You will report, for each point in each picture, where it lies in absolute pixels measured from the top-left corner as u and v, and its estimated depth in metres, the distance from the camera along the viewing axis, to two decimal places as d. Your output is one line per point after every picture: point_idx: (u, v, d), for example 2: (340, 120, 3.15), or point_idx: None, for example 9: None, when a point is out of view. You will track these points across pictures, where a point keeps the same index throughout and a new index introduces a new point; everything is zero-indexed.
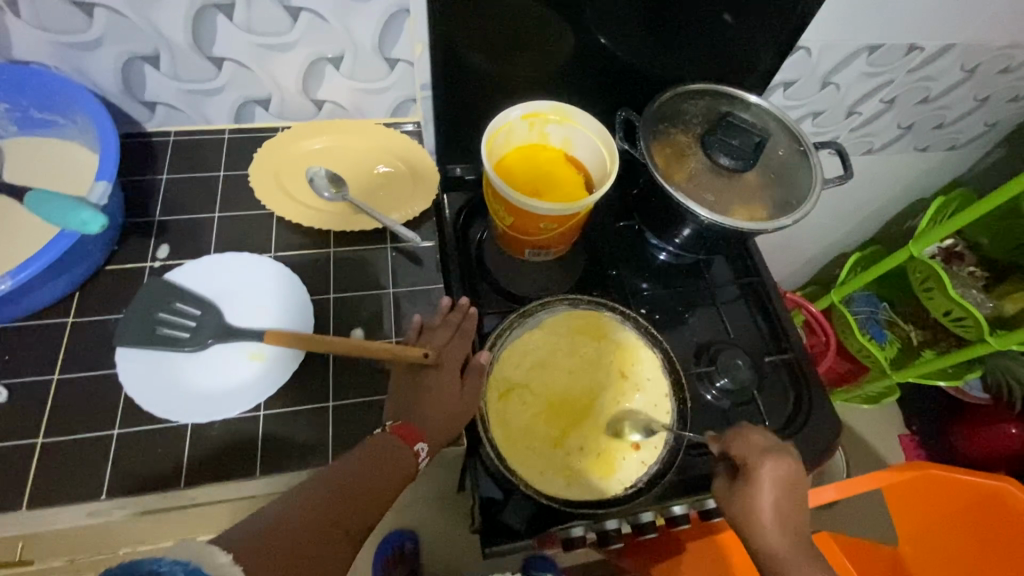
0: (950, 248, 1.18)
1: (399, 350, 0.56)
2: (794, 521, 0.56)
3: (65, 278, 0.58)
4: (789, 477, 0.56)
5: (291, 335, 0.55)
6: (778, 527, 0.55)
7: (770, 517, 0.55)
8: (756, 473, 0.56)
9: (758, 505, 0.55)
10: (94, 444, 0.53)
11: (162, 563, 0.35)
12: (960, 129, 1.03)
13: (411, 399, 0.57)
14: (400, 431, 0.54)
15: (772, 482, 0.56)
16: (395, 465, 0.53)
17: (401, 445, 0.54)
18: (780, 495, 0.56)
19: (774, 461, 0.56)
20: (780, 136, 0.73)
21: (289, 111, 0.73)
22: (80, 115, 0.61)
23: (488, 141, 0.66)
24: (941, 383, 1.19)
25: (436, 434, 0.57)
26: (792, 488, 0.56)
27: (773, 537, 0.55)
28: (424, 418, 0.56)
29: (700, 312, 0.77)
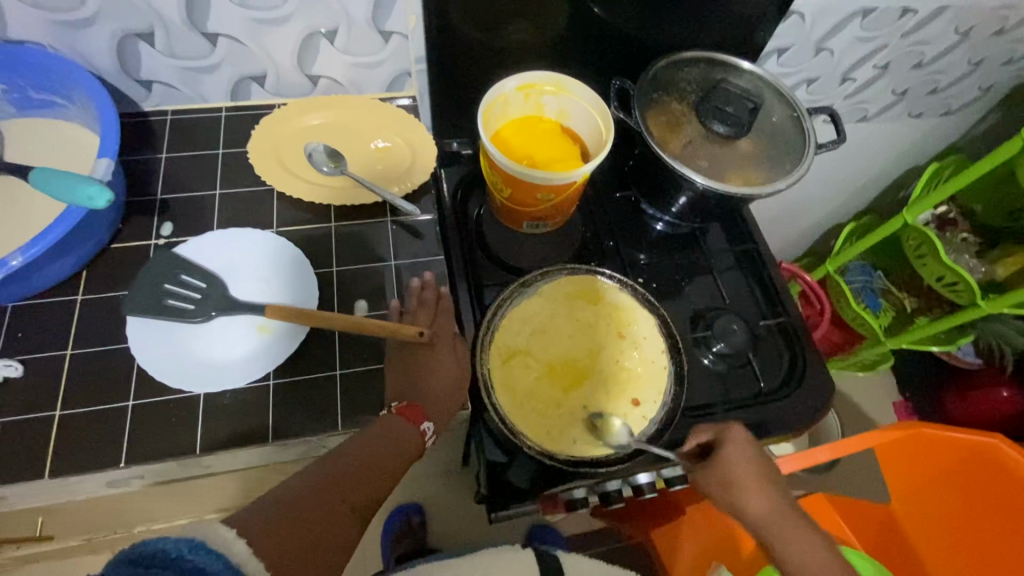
0: (944, 216, 1.19)
1: (392, 327, 0.58)
2: (769, 485, 0.60)
3: (73, 255, 0.59)
4: (750, 445, 0.60)
5: (291, 310, 0.56)
6: (755, 493, 0.59)
7: (747, 489, 0.58)
8: (725, 450, 0.59)
9: (733, 481, 0.58)
10: (109, 416, 0.55)
11: (166, 540, 0.34)
12: (954, 93, 1.04)
13: (411, 377, 0.59)
14: (406, 412, 0.56)
15: (741, 455, 0.58)
16: (404, 444, 0.55)
17: (408, 427, 0.56)
18: (749, 460, 0.59)
19: (733, 432, 0.60)
20: (774, 102, 0.73)
21: (285, 88, 0.73)
22: (79, 95, 0.61)
23: (484, 113, 0.67)
24: (934, 348, 1.22)
25: (441, 408, 0.60)
26: (756, 450, 0.60)
27: (758, 505, 0.58)
28: (427, 395, 0.58)
29: (697, 280, 0.78)
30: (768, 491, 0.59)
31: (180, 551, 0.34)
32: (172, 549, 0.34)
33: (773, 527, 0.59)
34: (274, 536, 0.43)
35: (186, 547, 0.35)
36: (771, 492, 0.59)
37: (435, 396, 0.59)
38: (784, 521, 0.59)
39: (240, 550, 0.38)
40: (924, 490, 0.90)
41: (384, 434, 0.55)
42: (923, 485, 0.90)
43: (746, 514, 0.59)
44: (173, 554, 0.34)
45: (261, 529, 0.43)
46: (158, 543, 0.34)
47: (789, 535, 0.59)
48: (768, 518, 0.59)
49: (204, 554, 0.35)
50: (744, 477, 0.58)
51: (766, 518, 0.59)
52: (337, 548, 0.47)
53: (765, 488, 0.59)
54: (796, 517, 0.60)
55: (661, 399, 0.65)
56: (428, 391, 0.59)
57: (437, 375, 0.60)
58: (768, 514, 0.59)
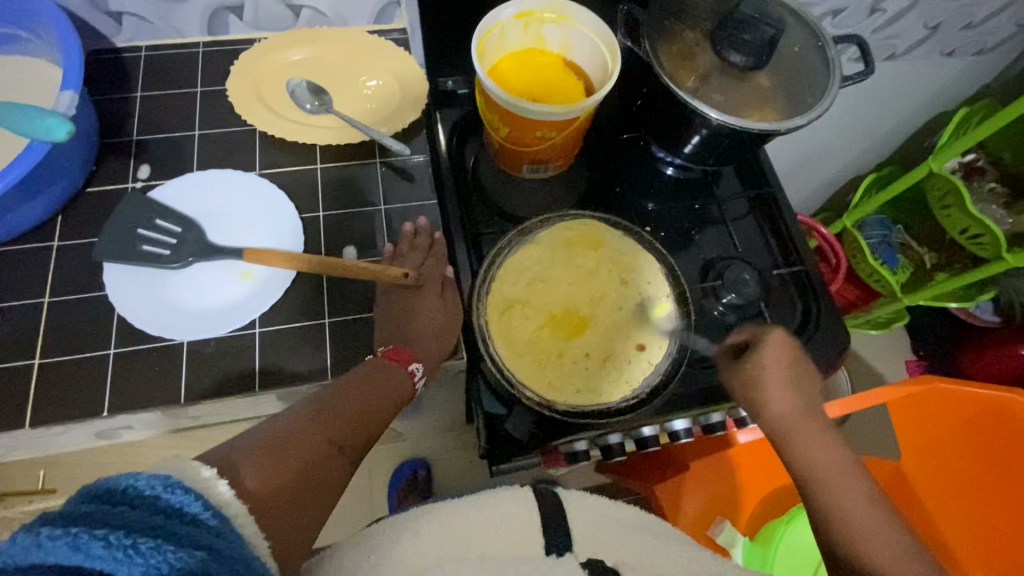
0: (971, 163, 1.12)
1: (376, 270, 0.56)
2: (801, 388, 0.57)
3: (44, 197, 0.56)
4: (790, 350, 0.58)
5: (270, 253, 0.55)
6: (785, 391, 0.56)
7: (777, 386, 0.57)
8: (762, 351, 0.58)
9: (764, 375, 0.57)
10: (90, 365, 0.53)
11: (137, 477, 0.30)
12: (991, 28, 0.96)
13: (395, 317, 0.58)
14: (393, 355, 0.55)
15: (780, 356, 0.57)
16: (392, 388, 0.54)
17: (396, 368, 0.55)
18: (787, 365, 0.57)
19: (777, 336, 0.58)
20: (796, 31, 0.67)
21: (265, 20, 0.68)
22: (41, 24, 0.57)
23: (478, 43, 0.61)
24: (953, 305, 1.17)
25: (429, 352, 0.59)
26: (797, 358, 0.58)
27: (783, 402, 0.56)
28: (414, 335, 0.57)
29: (708, 229, 0.74)
30: (800, 393, 0.57)
31: (152, 490, 0.30)
32: (146, 486, 0.30)
33: (798, 430, 0.56)
34: (258, 472, 0.42)
35: (160, 484, 0.30)
36: (802, 396, 0.57)
37: (425, 341, 0.58)
38: (809, 423, 0.56)
39: (222, 491, 0.33)
40: (936, 450, 0.88)
41: (372, 379, 0.53)
42: (937, 446, 0.88)
43: (770, 412, 0.57)
44: (148, 492, 0.30)
45: (241, 464, 0.41)
46: (128, 479, 0.30)
47: (811, 437, 0.56)
48: (794, 422, 0.56)
49: (181, 493, 0.31)
50: (781, 372, 0.57)
51: (790, 417, 0.56)
52: (328, 492, 0.46)
53: (795, 389, 0.57)
54: (818, 424, 0.57)
55: (666, 347, 0.61)
56: (418, 338, 0.57)
57: (423, 326, 0.59)
58: (792, 415, 0.56)
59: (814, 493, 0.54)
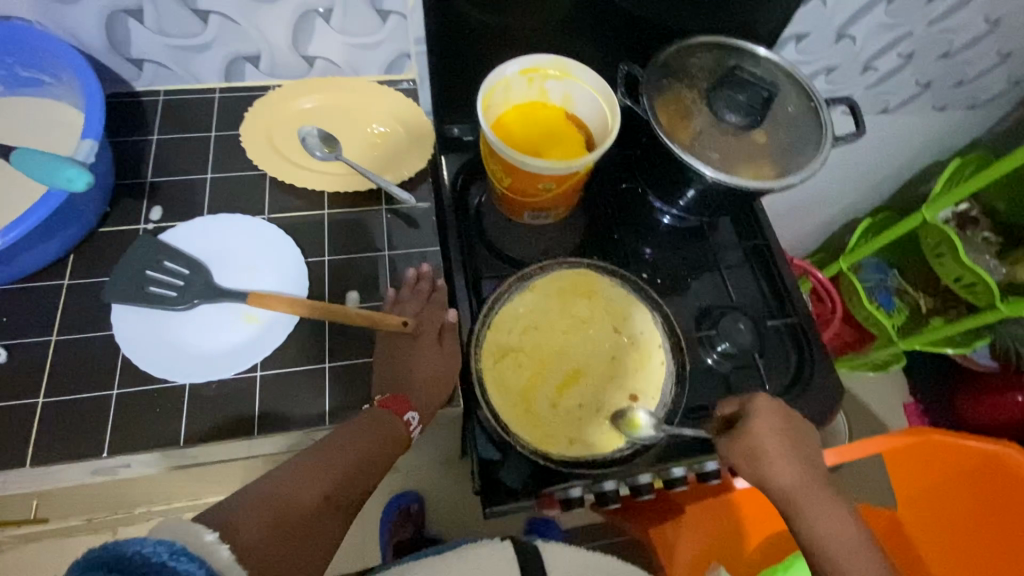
0: (964, 213, 1.14)
1: (376, 317, 0.57)
2: (802, 455, 0.58)
3: (58, 239, 0.57)
4: (782, 416, 0.58)
5: (274, 298, 0.56)
6: (788, 462, 0.57)
7: (779, 456, 0.57)
8: (751, 423, 0.58)
9: (763, 447, 0.57)
10: (93, 405, 0.54)
11: (145, 544, 0.31)
12: (982, 86, 0.99)
13: (396, 361, 0.58)
14: (391, 405, 0.55)
15: (773, 426, 0.58)
16: (388, 438, 0.54)
17: (393, 418, 0.54)
18: (779, 432, 0.58)
19: (763, 400, 0.59)
20: (790, 91, 0.70)
21: (280, 69, 0.71)
22: (64, 72, 0.59)
23: (484, 98, 0.64)
24: (949, 350, 1.18)
25: (427, 401, 0.58)
26: (788, 422, 0.59)
27: (787, 473, 0.57)
28: (411, 382, 0.57)
29: (704, 276, 0.75)
30: (800, 459, 0.58)
31: (160, 558, 0.31)
32: (152, 553, 0.31)
33: (803, 497, 0.57)
34: (253, 531, 0.43)
35: (167, 552, 0.32)
36: (805, 463, 0.58)
37: (421, 389, 0.58)
38: (813, 490, 0.57)
39: (223, 556, 0.34)
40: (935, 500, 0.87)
41: (368, 430, 0.53)
42: (932, 495, 0.87)
43: (775, 483, 0.57)
44: (154, 559, 0.31)
45: (237, 517, 0.43)
46: (137, 545, 0.31)
47: (818, 504, 0.57)
48: (797, 491, 0.57)
49: (185, 560, 0.32)
50: (777, 444, 0.57)
51: (796, 488, 0.57)
52: (321, 547, 0.47)
53: (792, 455, 0.57)
54: (823, 483, 0.58)
55: (654, 396, 0.63)
56: (415, 384, 0.57)
57: (420, 373, 0.58)
58: (795, 483, 0.57)
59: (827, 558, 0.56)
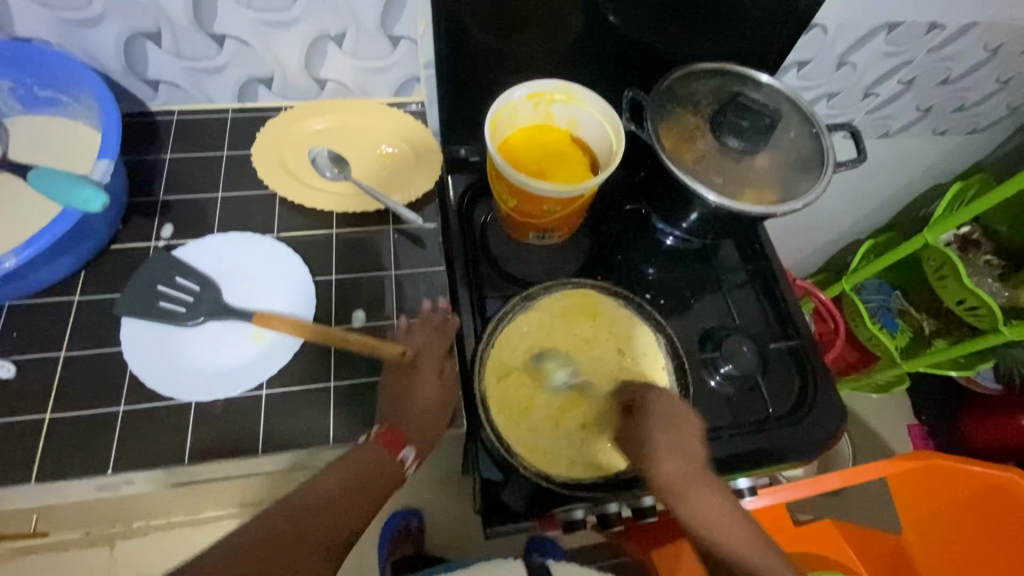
0: (966, 235, 1.15)
1: (377, 345, 0.57)
2: (689, 449, 0.57)
3: (70, 256, 0.58)
4: (674, 409, 0.59)
5: (279, 319, 0.57)
6: (672, 454, 0.56)
7: (667, 449, 0.56)
8: (651, 413, 0.58)
9: (653, 437, 0.57)
10: (100, 421, 0.54)
11: None
12: (982, 111, 1.00)
13: (405, 394, 0.56)
14: (385, 439, 0.54)
15: (664, 417, 0.58)
16: (377, 477, 0.53)
17: (386, 453, 0.54)
18: (673, 423, 0.58)
19: (656, 396, 0.59)
20: (792, 117, 0.71)
21: (292, 91, 0.72)
22: (82, 93, 0.61)
23: (491, 121, 0.65)
24: (953, 373, 1.17)
25: (427, 439, 0.56)
26: (682, 415, 0.58)
27: (671, 466, 0.56)
28: (412, 417, 0.55)
29: (707, 297, 0.76)
30: (688, 454, 0.57)
31: None
32: None
33: (686, 491, 0.55)
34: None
35: None
36: (691, 458, 0.56)
37: (420, 423, 0.55)
38: (697, 482, 0.56)
39: None
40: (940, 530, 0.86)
41: (361, 466, 0.53)
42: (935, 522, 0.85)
43: (657, 476, 0.56)
44: None
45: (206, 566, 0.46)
46: None
47: (700, 498, 0.56)
48: (682, 485, 0.56)
49: None
50: (666, 436, 0.57)
51: (679, 481, 0.56)
52: None
53: (677, 450, 0.56)
54: (709, 477, 0.57)
55: None
56: (411, 418, 0.55)
57: (420, 408, 0.55)
58: (677, 478, 0.55)
59: (703, 542, 0.56)
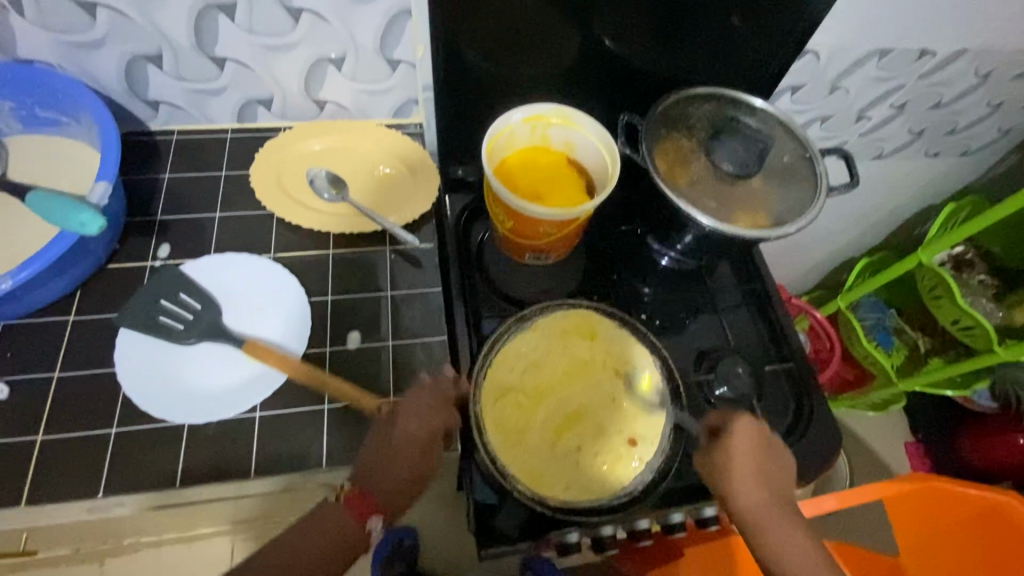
0: (960, 256, 1.15)
1: (355, 398, 0.56)
2: (770, 479, 0.57)
3: (66, 276, 0.58)
4: (759, 437, 0.59)
5: (265, 351, 0.57)
6: (755, 483, 0.56)
7: (748, 479, 0.56)
8: (731, 439, 0.58)
9: (735, 463, 0.57)
10: (91, 443, 0.54)
11: None
12: (973, 134, 1.02)
13: (380, 460, 0.53)
14: (353, 504, 0.52)
15: (747, 445, 0.58)
16: (344, 540, 0.51)
17: (352, 521, 0.51)
18: (754, 454, 0.58)
19: (744, 423, 0.59)
20: (786, 141, 0.72)
21: (291, 112, 0.73)
22: (82, 114, 0.61)
23: (489, 144, 0.66)
24: (949, 392, 1.17)
25: (395, 507, 0.53)
26: (765, 443, 0.59)
27: (753, 495, 0.56)
28: (382, 484, 0.52)
29: (702, 318, 0.76)
30: (767, 485, 0.57)
31: None
32: None
33: (767, 522, 0.56)
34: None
35: None
36: (770, 489, 0.57)
37: (391, 491, 0.53)
38: (776, 515, 0.56)
39: None
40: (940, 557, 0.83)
41: (328, 528, 0.51)
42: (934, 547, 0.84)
43: (737, 504, 0.56)
44: None
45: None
46: None
47: (781, 532, 0.55)
48: (762, 516, 0.56)
49: None
50: (751, 463, 0.57)
51: (758, 511, 0.56)
52: None
53: (763, 480, 0.57)
54: (788, 512, 0.57)
55: (654, 445, 0.62)
56: (383, 486, 0.52)
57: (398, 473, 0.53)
58: (757, 508, 0.56)
59: None
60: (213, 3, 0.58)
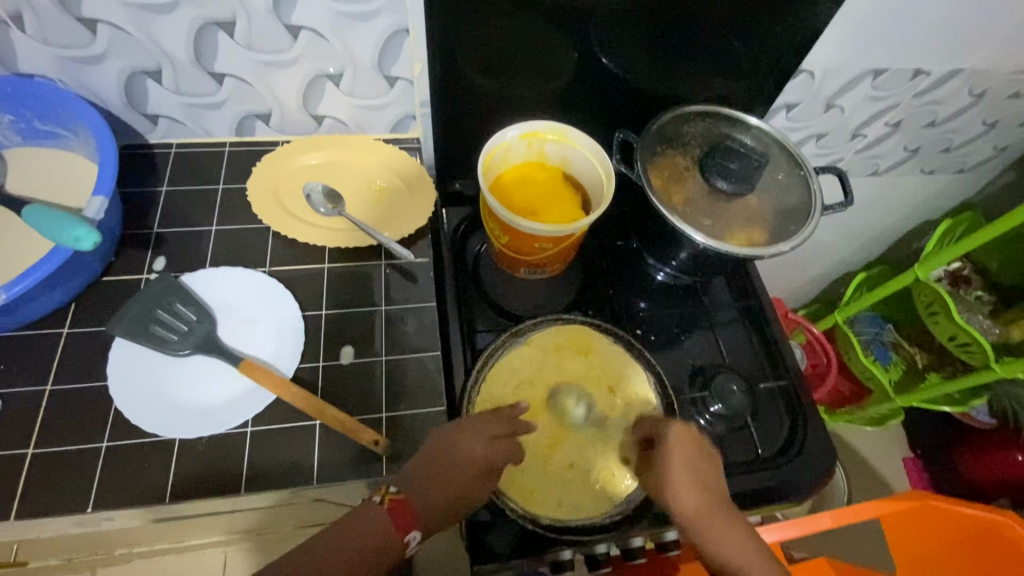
0: (957, 272, 1.16)
1: (355, 429, 0.55)
2: (706, 484, 0.57)
3: (61, 289, 0.59)
4: (692, 444, 0.58)
5: (264, 372, 0.56)
6: (688, 488, 0.56)
7: (683, 483, 0.56)
8: (666, 445, 0.58)
9: (670, 469, 0.57)
10: (82, 457, 0.54)
11: None
12: (969, 151, 1.02)
13: (433, 476, 0.53)
14: (396, 511, 0.50)
15: (679, 450, 0.57)
16: (381, 549, 0.49)
17: (393, 531, 0.49)
18: (688, 458, 0.57)
19: (678, 427, 0.59)
20: (780, 160, 0.72)
21: (289, 126, 0.73)
22: (81, 127, 0.62)
23: (485, 159, 0.67)
24: (948, 408, 1.17)
25: (433, 524, 0.52)
26: (700, 449, 0.59)
27: (690, 500, 0.55)
28: (428, 499, 0.52)
29: (697, 333, 0.76)
30: (705, 490, 0.56)
31: None
32: None
33: (708, 529, 0.54)
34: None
35: None
36: (708, 494, 0.56)
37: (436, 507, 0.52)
38: (718, 522, 0.55)
39: None
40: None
41: (366, 533, 0.49)
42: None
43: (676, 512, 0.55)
44: None
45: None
46: None
47: (723, 538, 0.54)
48: (702, 522, 0.55)
49: None
50: (685, 469, 0.57)
51: (698, 518, 0.55)
52: None
53: (699, 483, 0.56)
54: (729, 516, 0.55)
55: None
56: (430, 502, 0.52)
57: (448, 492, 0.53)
58: (698, 514, 0.55)
59: None
60: (212, 20, 0.58)
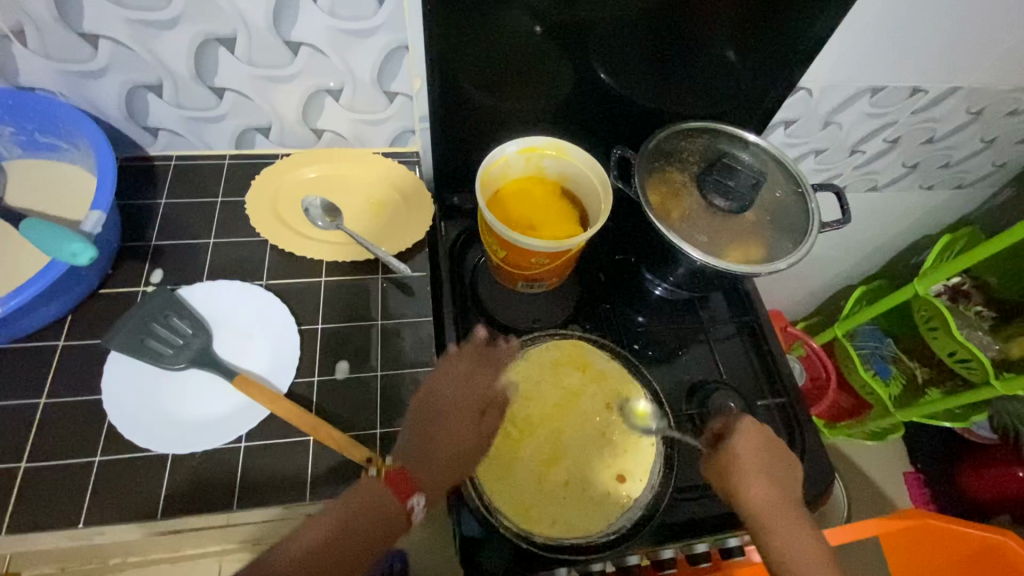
0: (957, 286, 1.16)
1: (349, 447, 0.55)
2: (775, 477, 0.60)
3: (57, 302, 0.59)
4: (762, 439, 0.62)
5: (260, 390, 0.56)
6: (757, 477, 0.59)
7: (752, 472, 0.59)
8: (736, 437, 0.62)
9: (740, 459, 0.60)
10: (75, 471, 0.54)
11: None
12: (968, 168, 1.02)
13: (425, 442, 0.56)
14: (395, 482, 0.53)
15: (750, 442, 0.62)
16: (384, 519, 0.52)
17: (393, 497, 0.52)
18: (758, 450, 0.61)
19: (748, 423, 0.63)
20: (778, 177, 0.73)
21: (289, 139, 0.74)
22: (81, 140, 0.62)
23: (483, 173, 0.67)
24: (949, 424, 1.16)
25: (437, 487, 0.55)
26: (767, 443, 0.62)
27: (761, 490, 0.58)
28: (427, 469, 0.55)
29: (694, 349, 0.76)
30: (773, 483, 0.60)
31: None
32: None
33: (773, 519, 0.58)
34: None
35: None
36: (776, 485, 0.60)
37: (435, 471, 0.55)
38: (784, 513, 0.58)
39: None
40: None
41: (368, 504, 0.52)
42: None
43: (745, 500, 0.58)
44: None
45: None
46: None
47: (789, 529, 0.58)
48: (769, 511, 0.58)
49: None
50: (756, 460, 0.60)
51: (766, 507, 0.58)
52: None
53: (769, 475, 0.60)
54: (793, 510, 0.59)
55: (649, 479, 0.62)
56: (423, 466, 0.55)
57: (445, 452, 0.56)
58: (766, 504, 0.58)
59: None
60: (213, 36, 0.59)
